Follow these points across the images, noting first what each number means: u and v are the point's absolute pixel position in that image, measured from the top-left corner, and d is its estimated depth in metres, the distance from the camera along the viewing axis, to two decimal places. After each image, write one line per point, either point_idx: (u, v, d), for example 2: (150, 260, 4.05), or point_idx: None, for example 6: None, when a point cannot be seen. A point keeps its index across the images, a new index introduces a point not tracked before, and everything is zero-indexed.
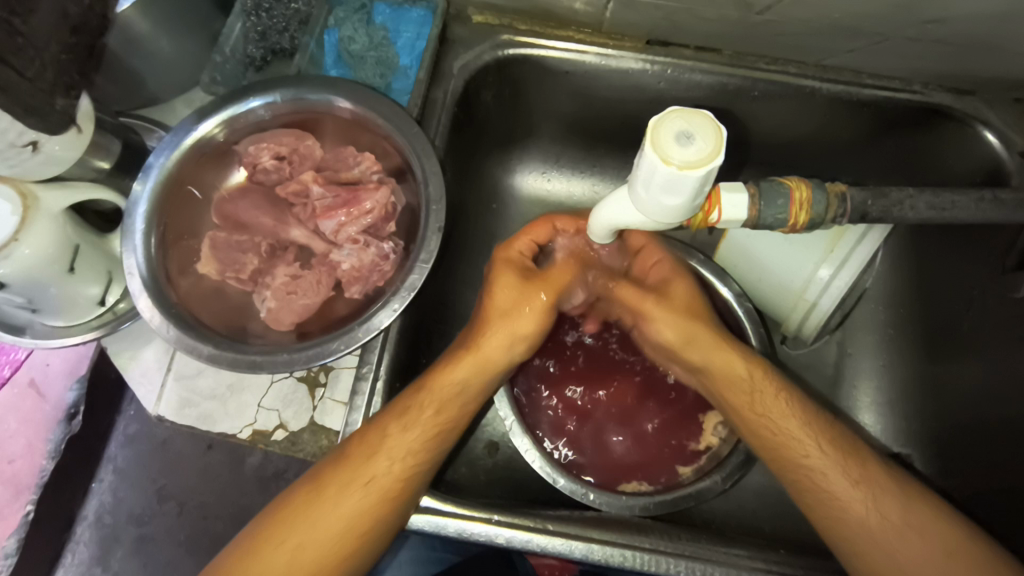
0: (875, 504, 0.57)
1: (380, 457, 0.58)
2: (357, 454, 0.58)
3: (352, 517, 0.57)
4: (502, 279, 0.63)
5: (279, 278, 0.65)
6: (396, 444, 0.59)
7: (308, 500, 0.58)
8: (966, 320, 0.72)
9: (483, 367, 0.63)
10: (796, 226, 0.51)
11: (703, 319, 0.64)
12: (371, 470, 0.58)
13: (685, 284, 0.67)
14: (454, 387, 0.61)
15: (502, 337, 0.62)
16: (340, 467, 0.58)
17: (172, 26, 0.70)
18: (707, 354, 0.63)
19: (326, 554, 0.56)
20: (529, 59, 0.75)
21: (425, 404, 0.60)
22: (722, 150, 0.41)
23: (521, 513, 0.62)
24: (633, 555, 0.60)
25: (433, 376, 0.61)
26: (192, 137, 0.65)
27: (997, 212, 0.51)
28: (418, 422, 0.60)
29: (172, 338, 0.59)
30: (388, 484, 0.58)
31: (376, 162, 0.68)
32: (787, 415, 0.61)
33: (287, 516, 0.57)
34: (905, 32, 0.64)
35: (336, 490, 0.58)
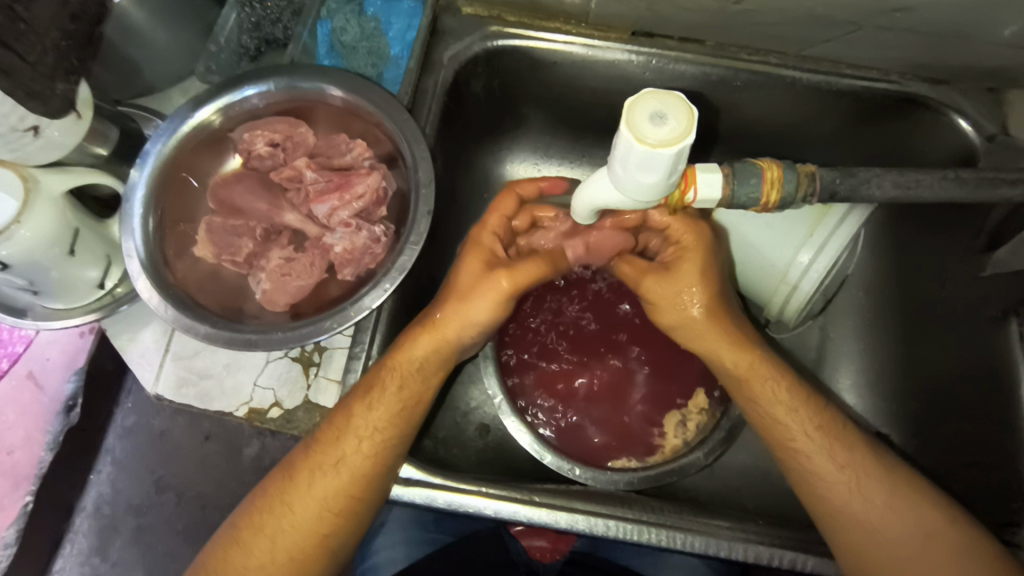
0: (856, 485, 0.59)
1: (348, 437, 0.61)
2: (326, 436, 0.61)
3: (325, 498, 0.60)
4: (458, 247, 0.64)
5: (273, 261, 0.67)
6: (363, 422, 0.61)
7: (282, 486, 0.61)
8: (939, 302, 0.75)
9: (442, 342, 0.63)
10: (767, 205, 0.53)
11: (707, 305, 0.62)
12: (342, 449, 0.60)
13: (695, 264, 0.62)
14: (415, 364, 0.62)
15: (462, 314, 0.62)
16: (314, 448, 0.61)
17: (168, 17, 0.72)
18: (698, 341, 0.63)
19: (308, 532, 0.59)
20: (517, 49, 0.77)
21: (386, 382, 0.61)
22: (693, 130, 0.43)
23: (510, 485, 0.64)
24: (616, 524, 0.62)
25: (392, 354, 0.63)
26: (189, 124, 0.67)
27: (960, 191, 0.53)
28: (382, 400, 0.61)
29: (171, 318, 0.61)
30: (356, 463, 0.60)
31: (367, 149, 0.70)
32: (777, 401, 0.62)
33: (266, 503, 0.61)
34: (876, 20, 0.66)
35: (308, 474, 0.60)
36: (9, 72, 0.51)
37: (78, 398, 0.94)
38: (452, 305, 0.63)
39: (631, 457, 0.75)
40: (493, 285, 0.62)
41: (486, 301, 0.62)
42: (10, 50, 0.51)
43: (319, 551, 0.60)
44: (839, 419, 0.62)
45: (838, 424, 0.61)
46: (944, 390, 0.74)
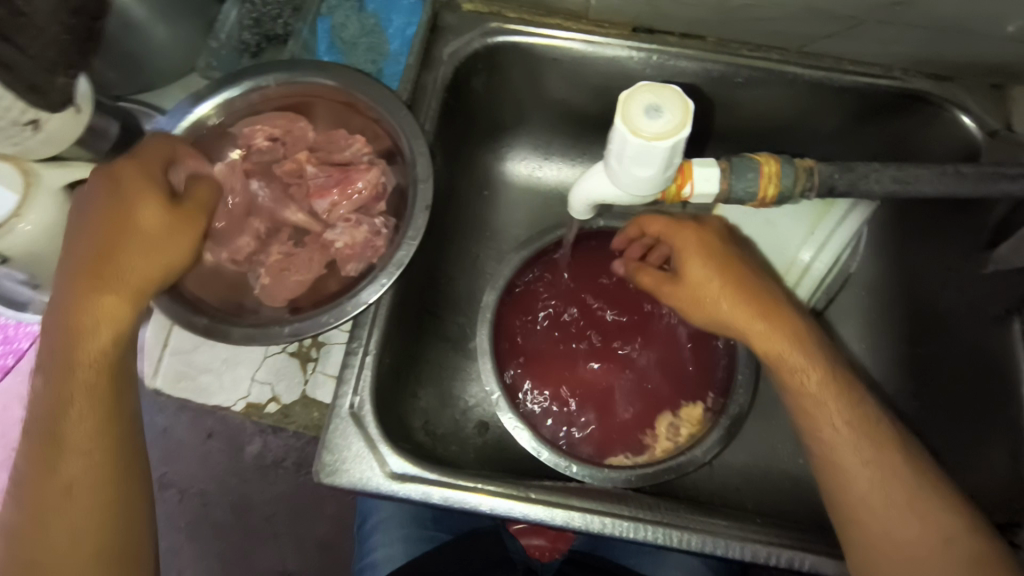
0: (882, 483, 0.57)
1: (63, 428, 0.53)
2: (38, 446, 0.53)
3: (81, 491, 0.53)
4: (133, 179, 0.54)
5: (273, 256, 0.67)
6: (74, 408, 0.53)
7: (35, 504, 0.52)
8: (943, 299, 0.74)
9: (93, 315, 0.52)
10: (765, 200, 0.53)
11: (732, 294, 0.62)
12: (77, 418, 0.53)
13: (700, 257, 0.64)
14: (102, 314, 0.53)
15: (141, 259, 0.54)
16: (33, 451, 0.53)
17: (168, 12, 0.72)
18: (723, 330, 0.63)
19: (88, 521, 0.53)
20: (517, 46, 0.77)
21: (80, 346, 0.53)
22: (689, 122, 0.43)
23: (506, 481, 0.64)
24: (613, 521, 0.61)
25: (92, 297, 0.52)
26: (187, 120, 0.67)
27: (960, 185, 0.52)
28: (76, 394, 0.53)
29: (168, 311, 0.61)
30: (76, 457, 0.53)
31: (366, 144, 0.70)
32: (816, 394, 0.60)
33: (28, 496, 0.52)
34: (877, 14, 0.66)
35: (47, 484, 0.52)
36: (10, 66, 0.52)
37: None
38: (125, 249, 0.53)
39: (629, 453, 0.75)
40: (156, 223, 0.54)
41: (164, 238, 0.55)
42: (11, 45, 0.51)
43: (98, 541, 0.53)
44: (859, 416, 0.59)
45: (851, 424, 0.59)
46: (950, 390, 0.73)
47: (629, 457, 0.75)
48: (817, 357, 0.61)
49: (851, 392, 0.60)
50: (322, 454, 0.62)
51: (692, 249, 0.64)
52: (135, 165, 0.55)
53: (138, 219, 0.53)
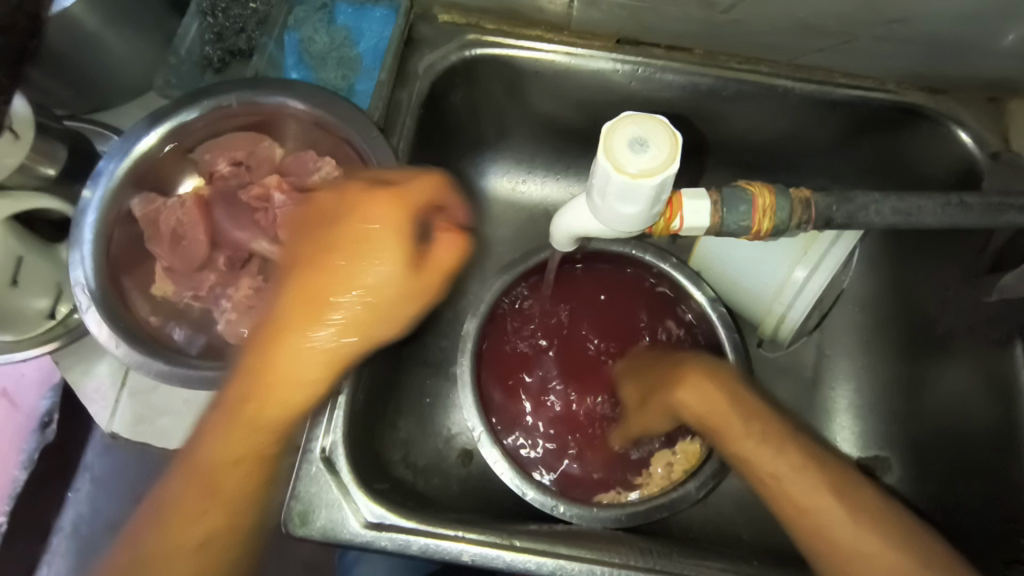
0: (856, 537, 0.54)
1: (218, 474, 0.49)
2: (190, 484, 0.49)
3: (204, 545, 0.49)
4: (383, 229, 0.51)
5: (240, 291, 0.63)
6: (228, 449, 0.49)
7: (155, 540, 0.49)
8: (941, 322, 0.72)
9: (272, 361, 0.50)
10: (760, 233, 0.49)
11: (658, 378, 0.66)
12: (228, 475, 0.50)
13: (631, 379, 0.71)
14: (308, 360, 0.50)
15: (357, 311, 0.51)
16: (177, 491, 0.49)
17: (122, 26, 0.67)
18: (659, 396, 0.65)
19: None
20: (496, 59, 0.73)
21: (261, 404, 0.50)
22: (676, 158, 0.40)
23: (489, 528, 0.60)
24: (602, 570, 0.57)
25: (272, 364, 0.50)
26: (141, 146, 0.62)
27: (964, 218, 0.49)
28: (248, 435, 0.50)
29: (121, 355, 0.56)
30: (230, 497, 0.50)
31: (336, 167, 0.65)
32: (743, 436, 0.59)
33: (151, 537, 0.49)
34: (872, 31, 0.64)
35: (182, 522, 0.49)
36: None
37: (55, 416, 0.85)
38: (331, 293, 0.50)
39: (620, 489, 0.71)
40: (402, 288, 0.52)
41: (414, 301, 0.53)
42: None
43: None
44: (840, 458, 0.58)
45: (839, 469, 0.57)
46: (948, 418, 0.70)
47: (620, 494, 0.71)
48: (744, 403, 0.60)
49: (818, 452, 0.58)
50: (291, 503, 0.58)
51: (624, 374, 0.72)
52: (375, 209, 0.51)
53: (370, 273, 0.50)
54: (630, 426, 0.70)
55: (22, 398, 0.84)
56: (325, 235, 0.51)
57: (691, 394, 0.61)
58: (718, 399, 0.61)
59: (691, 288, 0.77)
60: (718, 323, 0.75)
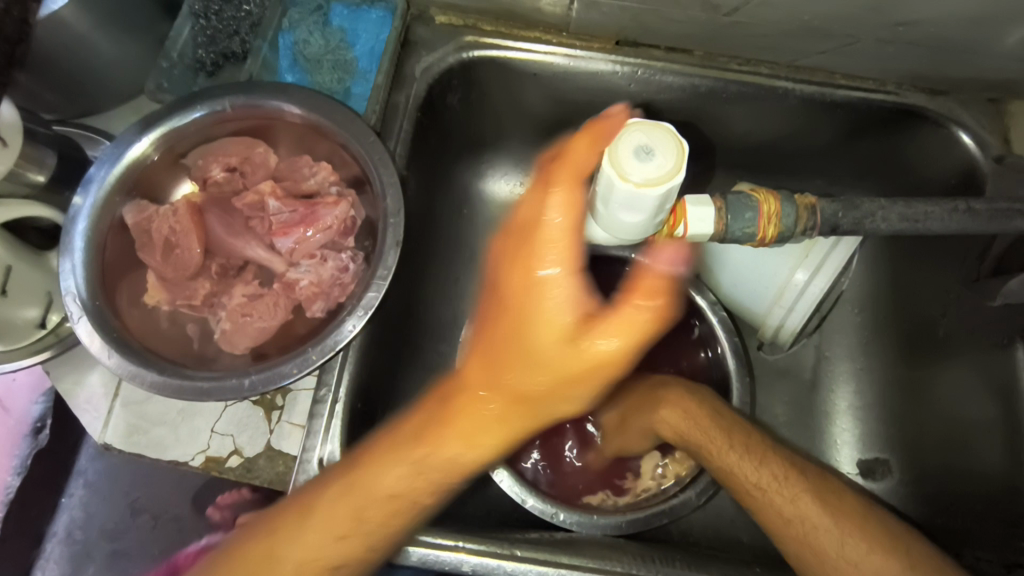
0: (847, 551, 0.53)
1: (364, 499, 0.48)
2: (340, 490, 0.48)
3: (326, 564, 0.48)
4: (558, 281, 0.42)
5: (235, 299, 0.62)
6: (384, 482, 0.47)
7: (289, 529, 0.49)
8: (943, 326, 0.71)
9: (461, 413, 0.46)
10: (765, 240, 0.49)
11: (636, 398, 0.67)
12: (376, 503, 0.48)
13: (608, 402, 0.72)
14: (484, 414, 0.45)
15: (537, 382, 0.43)
16: (332, 498, 0.48)
17: (112, 28, 0.66)
18: (641, 419, 0.66)
19: None
20: (494, 61, 0.72)
21: (441, 440, 0.46)
22: (681, 166, 0.41)
23: (490, 538, 0.59)
24: None
25: (443, 414, 0.47)
26: (133, 151, 0.61)
27: (971, 224, 0.49)
28: (416, 466, 0.47)
29: (113, 366, 0.55)
30: (368, 527, 0.48)
31: (333, 172, 0.65)
32: (726, 450, 0.59)
33: (278, 530, 0.49)
34: (876, 33, 0.63)
35: (320, 529, 0.48)
36: None
37: (48, 420, 0.86)
38: (514, 349, 0.43)
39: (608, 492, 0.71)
40: (560, 362, 0.42)
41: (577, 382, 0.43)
42: None
43: None
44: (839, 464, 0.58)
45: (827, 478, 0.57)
46: (949, 421, 0.70)
47: (608, 497, 0.71)
48: (724, 422, 0.61)
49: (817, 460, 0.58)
50: None
51: (600, 396, 0.73)
52: (554, 244, 0.42)
53: (587, 341, 0.41)
54: (607, 446, 0.72)
55: (14, 403, 0.84)
56: (513, 268, 0.43)
57: (671, 416, 0.63)
58: (699, 418, 0.61)
59: (692, 292, 0.76)
60: (720, 328, 0.75)
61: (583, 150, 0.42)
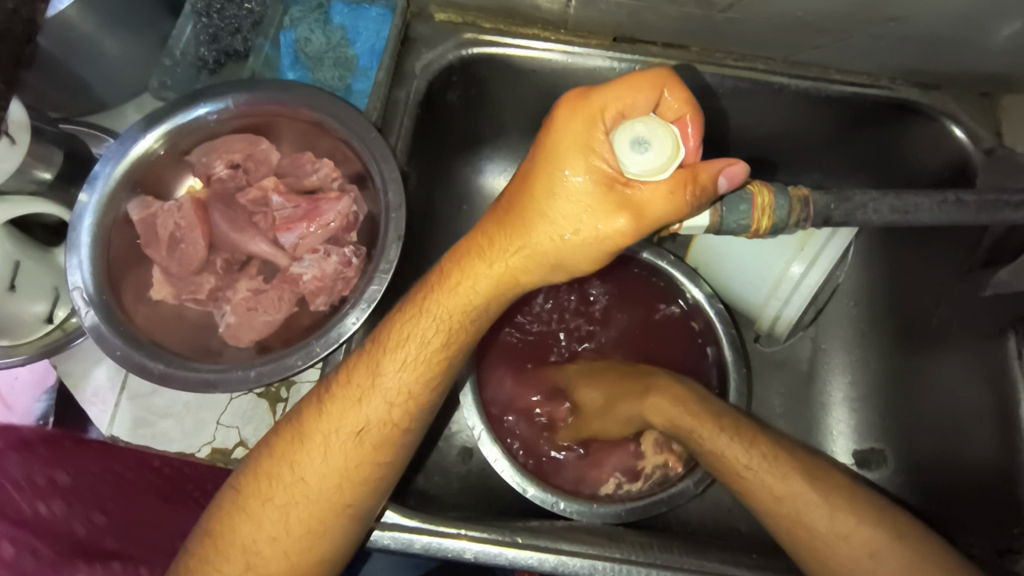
0: (838, 527, 0.55)
1: (372, 397, 0.53)
2: (347, 389, 0.53)
3: (348, 457, 0.53)
4: (566, 147, 0.43)
5: (240, 293, 0.63)
6: (387, 372, 0.52)
7: (304, 431, 0.54)
8: (936, 316, 0.72)
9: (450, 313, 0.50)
10: (758, 232, 0.50)
11: (622, 384, 0.68)
12: (381, 387, 0.52)
13: (586, 385, 0.71)
14: (469, 305, 0.49)
15: (555, 241, 0.44)
16: (339, 393, 0.54)
17: (116, 27, 0.67)
18: (627, 407, 0.66)
19: (327, 490, 0.53)
20: (493, 58, 0.73)
21: (436, 303, 0.50)
22: (670, 164, 0.42)
23: (491, 526, 0.60)
24: (603, 566, 0.58)
25: (410, 313, 0.51)
26: (138, 148, 0.62)
27: (960, 215, 0.50)
28: (416, 352, 0.51)
29: (121, 358, 0.56)
30: (377, 413, 0.53)
31: (335, 168, 0.66)
32: (718, 434, 0.60)
33: (294, 436, 0.54)
34: (868, 29, 0.64)
35: (332, 421, 0.53)
36: None
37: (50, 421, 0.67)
38: (523, 219, 0.45)
39: (621, 477, 0.72)
40: (573, 207, 0.43)
41: (579, 250, 0.44)
42: None
43: (332, 500, 0.53)
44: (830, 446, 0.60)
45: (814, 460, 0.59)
46: (941, 408, 0.71)
47: (623, 483, 0.72)
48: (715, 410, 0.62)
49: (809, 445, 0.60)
50: None
51: (577, 378, 0.73)
52: (582, 119, 0.43)
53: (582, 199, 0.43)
54: (583, 428, 0.71)
55: None
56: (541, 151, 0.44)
57: (657, 409, 0.64)
58: (681, 410, 0.63)
59: (688, 284, 0.77)
60: (717, 321, 0.75)
61: (570, 109, 0.43)
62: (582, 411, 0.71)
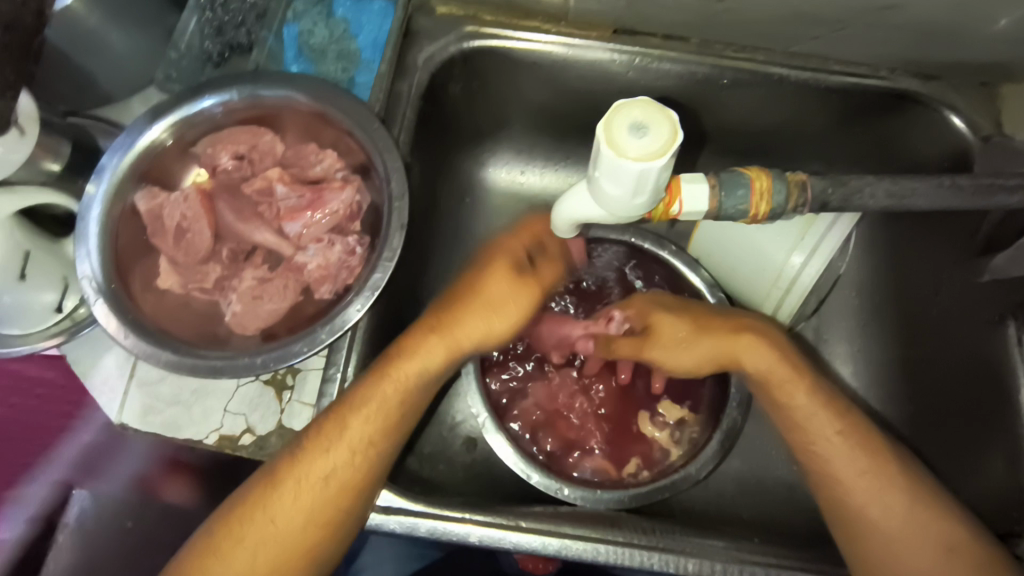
0: (879, 492, 0.58)
1: (337, 449, 0.57)
2: (312, 445, 0.57)
3: (312, 509, 0.56)
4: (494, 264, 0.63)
5: (245, 282, 0.63)
6: (352, 431, 0.57)
7: (268, 489, 0.56)
8: (936, 305, 0.73)
9: (404, 381, 0.59)
10: (757, 216, 0.51)
11: (712, 323, 0.67)
12: (343, 442, 0.57)
13: (665, 316, 0.69)
14: (419, 372, 0.60)
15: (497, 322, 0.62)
16: (303, 450, 0.57)
17: (122, 21, 0.68)
18: (716, 350, 0.65)
19: (291, 542, 0.55)
20: (495, 50, 0.74)
21: (396, 372, 0.59)
22: (669, 153, 0.41)
23: (497, 510, 0.61)
24: (606, 548, 0.59)
25: (372, 377, 0.59)
26: (145, 139, 0.63)
27: (957, 198, 0.51)
28: (378, 411, 0.58)
29: (129, 345, 0.57)
30: (342, 468, 0.56)
31: (339, 159, 0.67)
32: (798, 396, 0.62)
33: (257, 491, 0.57)
34: (865, 18, 0.65)
35: (296, 477, 0.56)
36: None
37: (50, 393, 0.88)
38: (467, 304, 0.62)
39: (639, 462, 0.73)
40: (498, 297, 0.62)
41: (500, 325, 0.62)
42: None
43: (298, 551, 0.56)
44: (857, 420, 0.61)
45: (844, 435, 0.60)
46: (944, 396, 0.71)
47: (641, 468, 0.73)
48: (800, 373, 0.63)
49: (812, 424, 0.60)
50: None
51: (652, 307, 0.70)
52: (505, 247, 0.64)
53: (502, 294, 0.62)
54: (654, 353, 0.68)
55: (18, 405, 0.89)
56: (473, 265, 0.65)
57: (759, 355, 0.63)
58: (781, 360, 0.63)
59: (689, 273, 0.79)
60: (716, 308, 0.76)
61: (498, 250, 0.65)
62: (654, 337, 0.68)
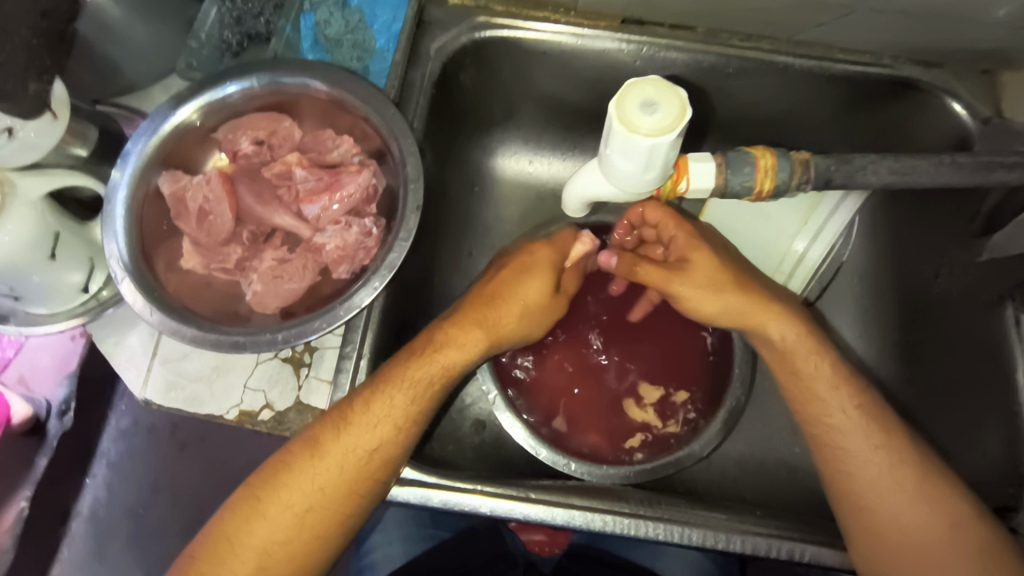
0: (888, 467, 0.59)
1: (380, 425, 0.59)
2: (355, 418, 0.59)
3: (353, 478, 0.58)
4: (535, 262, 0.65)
5: (266, 262, 0.66)
6: (395, 408, 0.59)
7: (312, 457, 0.58)
8: (936, 288, 0.74)
9: (449, 364, 0.61)
10: (761, 193, 0.53)
11: (741, 282, 0.64)
12: (387, 419, 0.59)
13: (704, 252, 0.65)
14: (462, 356, 0.62)
15: (515, 325, 0.64)
16: (346, 423, 0.59)
17: (146, 12, 0.70)
18: (741, 314, 0.64)
19: (332, 507, 0.58)
20: (506, 40, 0.75)
21: (439, 354, 0.61)
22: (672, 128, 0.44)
23: (508, 483, 0.63)
24: (613, 519, 0.61)
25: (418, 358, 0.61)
26: (170, 123, 0.65)
27: (957, 177, 0.52)
28: (420, 390, 0.60)
29: (156, 322, 0.59)
30: (385, 442, 0.59)
31: (355, 144, 0.69)
32: (823, 373, 0.62)
33: (300, 458, 0.58)
34: (869, 4, 0.66)
35: (339, 448, 0.58)
36: None
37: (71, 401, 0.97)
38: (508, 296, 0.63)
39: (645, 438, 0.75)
40: (532, 301, 0.64)
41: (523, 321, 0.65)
42: None
43: (338, 518, 0.58)
44: (871, 402, 0.62)
45: (862, 410, 0.61)
46: (944, 377, 0.73)
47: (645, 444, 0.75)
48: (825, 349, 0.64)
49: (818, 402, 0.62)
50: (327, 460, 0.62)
51: (691, 244, 0.66)
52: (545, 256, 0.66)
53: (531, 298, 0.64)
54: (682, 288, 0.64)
55: (41, 386, 0.95)
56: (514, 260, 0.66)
57: (785, 325, 0.63)
58: (808, 337, 0.63)
59: None
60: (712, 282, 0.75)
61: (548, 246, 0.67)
62: (688, 269, 0.64)
